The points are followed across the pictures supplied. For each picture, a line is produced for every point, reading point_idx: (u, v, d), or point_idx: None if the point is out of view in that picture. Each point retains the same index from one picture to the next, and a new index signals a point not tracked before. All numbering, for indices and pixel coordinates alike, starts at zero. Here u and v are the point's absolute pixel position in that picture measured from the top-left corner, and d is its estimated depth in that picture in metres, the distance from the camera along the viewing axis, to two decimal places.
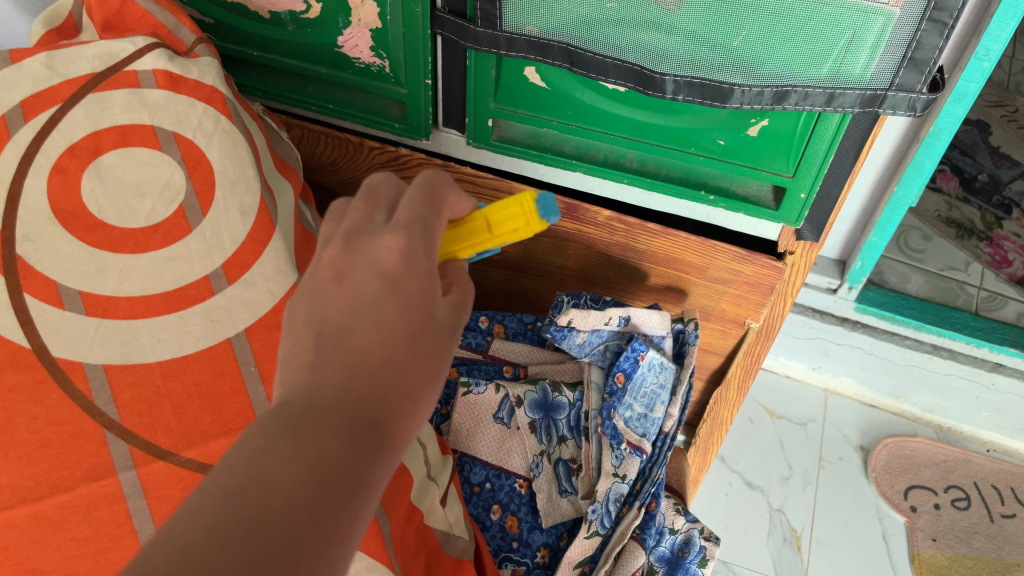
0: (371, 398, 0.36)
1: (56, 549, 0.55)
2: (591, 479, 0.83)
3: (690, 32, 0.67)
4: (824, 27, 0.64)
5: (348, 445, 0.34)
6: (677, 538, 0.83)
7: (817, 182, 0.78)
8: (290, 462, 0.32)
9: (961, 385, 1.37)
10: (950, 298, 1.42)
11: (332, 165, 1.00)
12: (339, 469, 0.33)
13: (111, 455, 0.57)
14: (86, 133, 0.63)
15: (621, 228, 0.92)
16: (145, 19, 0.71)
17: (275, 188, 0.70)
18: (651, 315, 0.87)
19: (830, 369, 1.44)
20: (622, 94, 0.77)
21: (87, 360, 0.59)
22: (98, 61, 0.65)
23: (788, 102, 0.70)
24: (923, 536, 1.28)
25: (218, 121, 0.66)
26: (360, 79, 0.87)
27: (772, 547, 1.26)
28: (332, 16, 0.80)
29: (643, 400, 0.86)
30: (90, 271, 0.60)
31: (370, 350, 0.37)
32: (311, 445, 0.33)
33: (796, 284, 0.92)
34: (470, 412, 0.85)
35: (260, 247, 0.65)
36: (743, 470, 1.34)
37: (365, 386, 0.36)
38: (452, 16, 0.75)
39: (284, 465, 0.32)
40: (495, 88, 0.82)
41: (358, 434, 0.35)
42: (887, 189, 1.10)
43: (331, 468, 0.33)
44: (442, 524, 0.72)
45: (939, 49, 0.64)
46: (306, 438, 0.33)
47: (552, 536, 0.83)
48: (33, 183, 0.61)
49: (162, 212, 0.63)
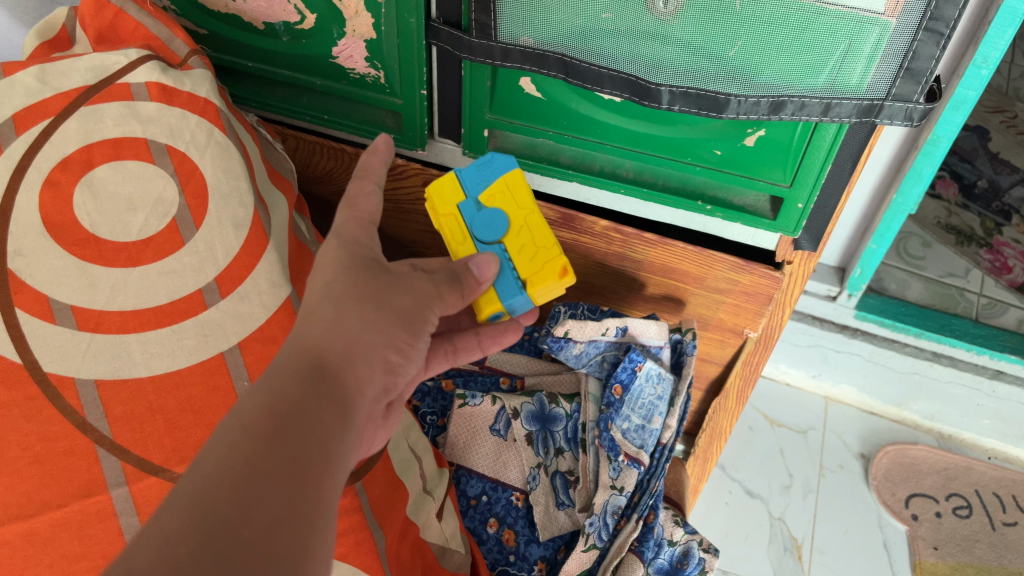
0: (327, 443, 0.41)
1: (47, 567, 0.55)
2: (589, 491, 0.82)
3: (685, 42, 0.67)
4: (819, 38, 0.64)
5: (307, 487, 0.39)
6: (676, 550, 0.82)
7: (814, 192, 0.78)
8: (258, 497, 0.36)
9: (962, 392, 1.36)
10: (950, 305, 1.41)
11: (328, 175, 1.00)
12: (296, 518, 0.38)
13: (103, 471, 0.57)
14: (78, 147, 0.63)
15: (618, 238, 0.91)
16: (139, 31, 0.71)
17: (269, 200, 0.69)
18: (648, 325, 0.86)
19: (830, 376, 1.44)
20: (618, 104, 0.77)
21: (79, 375, 0.58)
22: (91, 73, 0.65)
23: (784, 113, 0.69)
24: (925, 544, 1.27)
25: (211, 134, 0.66)
26: (355, 89, 0.87)
27: (772, 556, 1.25)
28: (326, 27, 0.80)
29: (641, 411, 0.86)
30: (82, 285, 0.60)
31: (326, 414, 0.42)
32: (288, 485, 0.38)
33: (795, 293, 0.91)
34: (467, 424, 0.85)
35: (254, 260, 0.64)
36: (743, 479, 1.34)
37: (323, 402, 0.43)
38: (447, 26, 0.75)
39: (264, 466, 0.38)
40: (490, 98, 0.82)
41: (312, 483, 0.39)
42: (886, 197, 1.10)
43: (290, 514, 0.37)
44: (438, 539, 0.71)
45: (936, 58, 0.64)
46: (273, 486, 0.37)
47: (549, 549, 0.82)
48: (25, 198, 0.60)
49: (155, 226, 0.62)
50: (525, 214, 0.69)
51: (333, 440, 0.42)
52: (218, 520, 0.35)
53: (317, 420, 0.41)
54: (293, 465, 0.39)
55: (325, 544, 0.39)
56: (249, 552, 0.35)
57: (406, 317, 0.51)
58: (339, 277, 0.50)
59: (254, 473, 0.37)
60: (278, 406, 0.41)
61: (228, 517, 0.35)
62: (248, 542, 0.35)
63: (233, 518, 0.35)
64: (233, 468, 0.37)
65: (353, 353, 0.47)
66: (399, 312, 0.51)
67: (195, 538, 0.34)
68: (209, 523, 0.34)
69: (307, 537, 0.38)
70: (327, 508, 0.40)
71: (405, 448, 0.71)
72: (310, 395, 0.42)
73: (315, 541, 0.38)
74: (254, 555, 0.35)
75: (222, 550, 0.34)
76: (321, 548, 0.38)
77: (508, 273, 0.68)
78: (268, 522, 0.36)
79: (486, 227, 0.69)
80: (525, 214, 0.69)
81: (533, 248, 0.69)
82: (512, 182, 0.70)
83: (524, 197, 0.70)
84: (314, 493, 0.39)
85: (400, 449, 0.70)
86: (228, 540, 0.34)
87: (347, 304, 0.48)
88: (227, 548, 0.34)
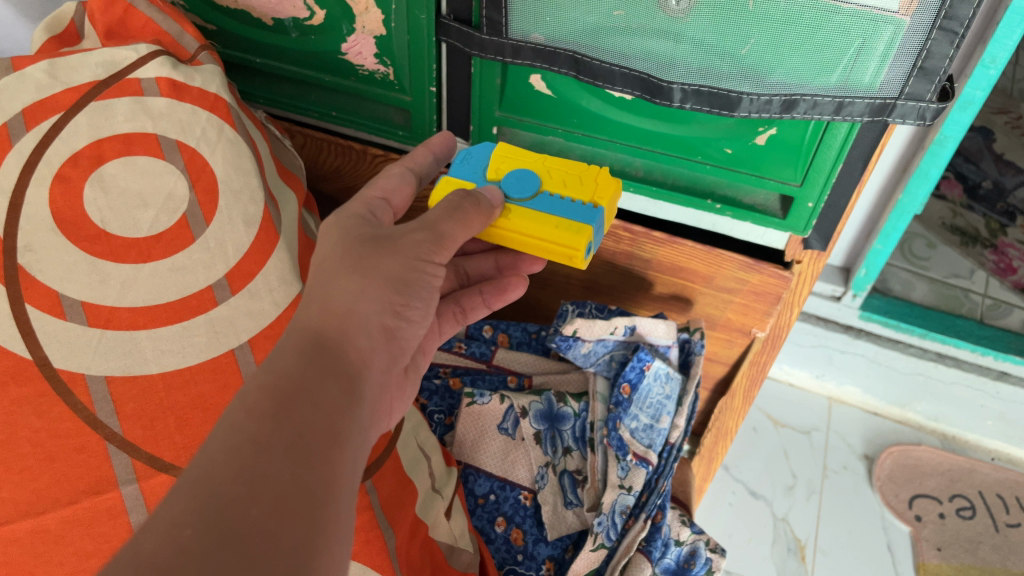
0: (330, 416, 0.40)
1: (59, 564, 0.55)
2: (597, 491, 0.81)
3: (698, 40, 0.66)
4: (833, 36, 0.63)
5: (312, 457, 0.38)
6: (683, 550, 0.83)
7: (824, 191, 0.78)
8: (263, 475, 0.36)
9: (966, 393, 1.36)
10: (955, 306, 1.41)
11: (335, 173, 0.99)
12: (304, 486, 0.37)
13: (113, 468, 0.56)
14: (88, 142, 0.62)
15: (627, 237, 0.91)
16: (148, 27, 0.71)
17: (280, 196, 0.69)
18: (657, 324, 0.87)
19: (834, 376, 1.44)
20: (628, 102, 0.77)
21: (90, 372, 0.58)
22: (101, 69, 0.65)
23: (797, 111, 0.69)
24: (929, 546, 1.27)
25: (222, 130, 0.66)
26: (363, 86, 0.87)
27: (776, 557, 1.25)
28: (336, 24, 0.80)
29: (649, 411, 0.86)
30: (92, 281, 0.59)
31: (321, 386, 0.41)
32: (293, 458, 0.37)
33: (803, 292, 0.91)
34: (475, 423, 0.84)
35: (264, 257, 0.64)
36: (746, 479, 1.34)
37: (326, 378, 0.42)
38: (457, 23, 0.75)
39: (270, 445, 0.37)
40: (500, 96, 0.82)
41: (319, 452, 0.38)
42: (892, 197, 1.10)
43: (298, 484, 0.36)
44: (447, 538, 0.71)
45: (950, 58, 0.63)
46: (272, 455, 0.37)
47: (557, 549, 0.82)
48: (35, 193, 0.60)
49: (166, 222, 0.62)
50: (539, 160, 0.66)
51: (340, 415, 0.41)
52: (223, 504, 0.34)
53: (321, 396, 0.41)
54: (297, 441, 0.38)
55: (340, 519, 0.38)
56: (255, 533, 0.34)
57: (398, 279, 0.48)
58: (333, 253, 0.49)
59: (257, 452, 0.36)
60: (281, 384, 0.40)
61: (233, 496, 0.34)
62: (256, 520, 0.34)
63: (239, 499, 0.35)
64: (238, 450, 0.36)
65: (355, 329, 0.46)
66: (386, 275, 0.48)
67: (200, 517, 0.33)
68: (213, 505, 0.34)
69: (319, 513, 0.37)
70: (338, 482, 0.39)
71: (415, 447, 0.71)
72: (311, 373, 0.41)
73: (330, 517, 0.37)
74: (261, 533, 0.34)
75: (227, 530, 0.34)
76: (335, 524, 0.37)
77: (579, 205, 0.63)
78: (275, 500, 0.35)
79: (525, 184, 0.64)
80: (540, 159, 0.66)
81: (574, 176, 0.65)
82: (505, 151, 0.67)
83: (526, 153, 0.67)
84: (323, 469, 0.38)
85: (409, 447, 0.70)
86: (234, 518, 0.34)
87: (336, 278, 0.47)
88: (231, 527, 0.34)
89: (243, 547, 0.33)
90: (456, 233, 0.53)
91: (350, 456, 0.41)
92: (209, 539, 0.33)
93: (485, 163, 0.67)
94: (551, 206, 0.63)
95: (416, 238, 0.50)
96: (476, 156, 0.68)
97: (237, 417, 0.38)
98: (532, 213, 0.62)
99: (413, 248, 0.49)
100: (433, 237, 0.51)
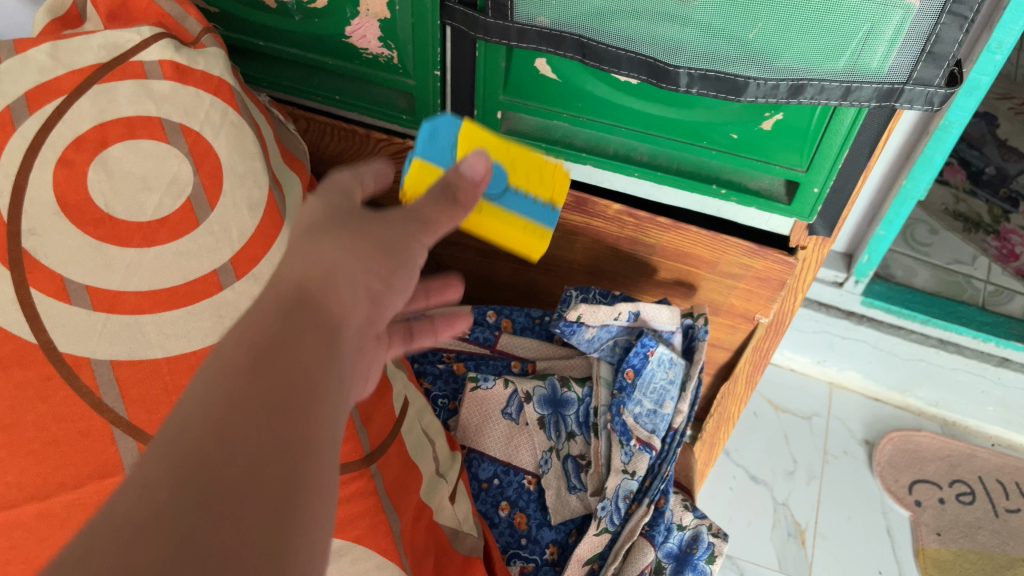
0: (308, 388, 0.34)
1: (62, 544, 0.55)
2: (601, 475, 0.82)
3: (705, 24, 0.66)
4: (841, 20, 0.63)
5: (288, 441, 0.32)
6: (685, 534, 0.84)
7: (831, 176, 0.78)
8: (229, 464, 0.30)
9: (967, 379, 1.36)
10: (957, 292, 1.42)
11: (337, 157, 0.99)
12: (280, 477, 0.31)
13: (119, 453, 0.56)
14: (92, 126, 0.61)
15: (631, 222, 0.91)
16: (151, 10, 0.70)
17: (284, 180, 0.69)
18: (660, 309, 0.87)
19: (835, 363, 1.45)
20: (634, 86, 0.77)
21: (95, 355, 0.57)
22: (103, 52, 0.63)
23: (803, 96, 0.69)
24: (928, 531, 1.28)
25: (226, 113, 0.65)
26: (367, 69, 0.86)
27: (776, 541, 1.26)
28: (340, 7, 0.79)
29: (653, 396, 0.86)
30: (97, 266, 0.58)
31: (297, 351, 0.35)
32: (266, 442, 0.31)
33: (807, 278, 0.91)
34: (479, 408, 0.85)
35: (269, 241, 0.63)
36: (746, 464, 1.35)
37: (308, 335, 0.36)
38: (462, 6, 0.74)
39: (239, 428, 0.31)
40: (505, 79, 0.82)
41: (297, 432, 0.33)
42: (896, 182, 1.11)
43: (271, 475, 0.31)
44: (451, 522, 0.70)
45: (959, 42, 0.63)
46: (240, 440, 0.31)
47: (560, 533, 0.82)
48: (38, 177, 0.59)
49: (169, 207, 0.61)
50: (505, 147, 0.70)
51: (319, 388, 0.35)
52: (182, 502, 0.29)
53: (296, 364, 0.35)
54: (270, 422, 0.32)
55: (321, 514, 0.33)
56: (221, 537, 0.29)
57: (385, 245, 0.43)
58: (313, 217, 0.44)
59: (222, 437, 0.31)
60: (251, 349, 0.34)
61: (206, 458, 0.30)
62: (221, 521, 0.29)
63: (200, 497, 0.29)
64: (201, 436, 0.31)
65: (342, 283, 0.40)
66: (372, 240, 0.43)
67: (151, 525, 0.28)
68: (167, 508, 0.28)
69: (296, 508, 0.31)
70: (318, 470, 0.33)
71: (419, 431, 0.71)
72: (289, 335, 0.35)
73: (309, 512, 0.32)
74: (229, 540, 0.29)
75: (186, 534, 0.28)
76: (315, 519, 0.32)
77: (539, 207, 0.73)
78: (245, 495, 0.30)
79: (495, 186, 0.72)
80: (507, 149, 0.70)
81: (535, 171, 0.71)
82: (471, 133, 0.70)
83: (492, 138, 0.70)
84: (300, 454, 0.32)
85: (414, 431, 0.70)
86: (195, 521, 0.28)
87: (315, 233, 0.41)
88: (190, 530, 0.28)
89: (205, 555, 0.28)
90: (441, 220, 0.48)
91: (331, 433, 0.35)
92: (162, 549, 0.27)
93: (452, 146, 0.71)
94: (514, 206, 0.73)
95: (401, 216, 0.45)
96: (443, 135, 0.70)
97: (199, 396, 0.32)
98: (500, 211, 0.73)
99: (401, 225, 0.45)
100: (417, 220, 0.46)
